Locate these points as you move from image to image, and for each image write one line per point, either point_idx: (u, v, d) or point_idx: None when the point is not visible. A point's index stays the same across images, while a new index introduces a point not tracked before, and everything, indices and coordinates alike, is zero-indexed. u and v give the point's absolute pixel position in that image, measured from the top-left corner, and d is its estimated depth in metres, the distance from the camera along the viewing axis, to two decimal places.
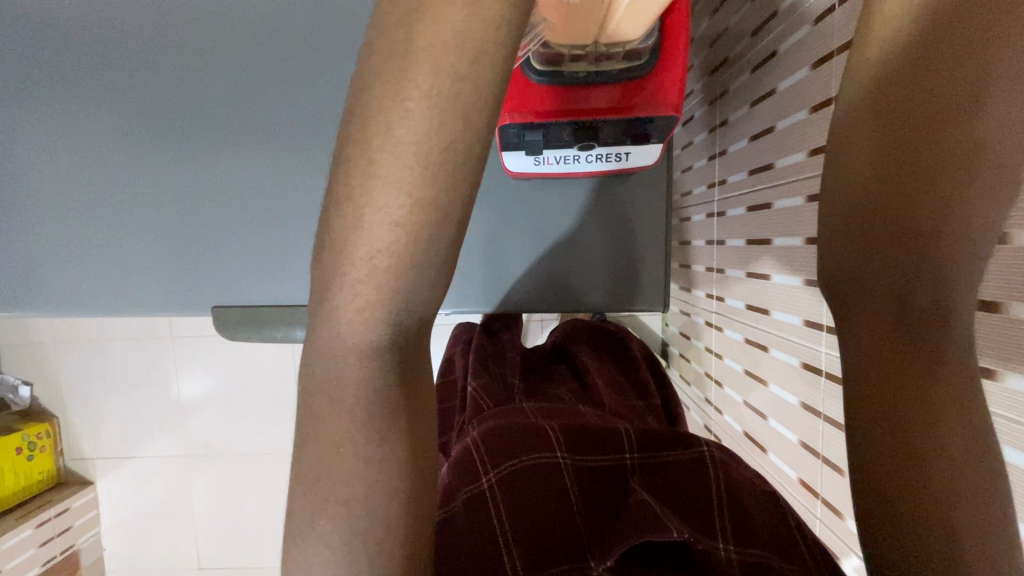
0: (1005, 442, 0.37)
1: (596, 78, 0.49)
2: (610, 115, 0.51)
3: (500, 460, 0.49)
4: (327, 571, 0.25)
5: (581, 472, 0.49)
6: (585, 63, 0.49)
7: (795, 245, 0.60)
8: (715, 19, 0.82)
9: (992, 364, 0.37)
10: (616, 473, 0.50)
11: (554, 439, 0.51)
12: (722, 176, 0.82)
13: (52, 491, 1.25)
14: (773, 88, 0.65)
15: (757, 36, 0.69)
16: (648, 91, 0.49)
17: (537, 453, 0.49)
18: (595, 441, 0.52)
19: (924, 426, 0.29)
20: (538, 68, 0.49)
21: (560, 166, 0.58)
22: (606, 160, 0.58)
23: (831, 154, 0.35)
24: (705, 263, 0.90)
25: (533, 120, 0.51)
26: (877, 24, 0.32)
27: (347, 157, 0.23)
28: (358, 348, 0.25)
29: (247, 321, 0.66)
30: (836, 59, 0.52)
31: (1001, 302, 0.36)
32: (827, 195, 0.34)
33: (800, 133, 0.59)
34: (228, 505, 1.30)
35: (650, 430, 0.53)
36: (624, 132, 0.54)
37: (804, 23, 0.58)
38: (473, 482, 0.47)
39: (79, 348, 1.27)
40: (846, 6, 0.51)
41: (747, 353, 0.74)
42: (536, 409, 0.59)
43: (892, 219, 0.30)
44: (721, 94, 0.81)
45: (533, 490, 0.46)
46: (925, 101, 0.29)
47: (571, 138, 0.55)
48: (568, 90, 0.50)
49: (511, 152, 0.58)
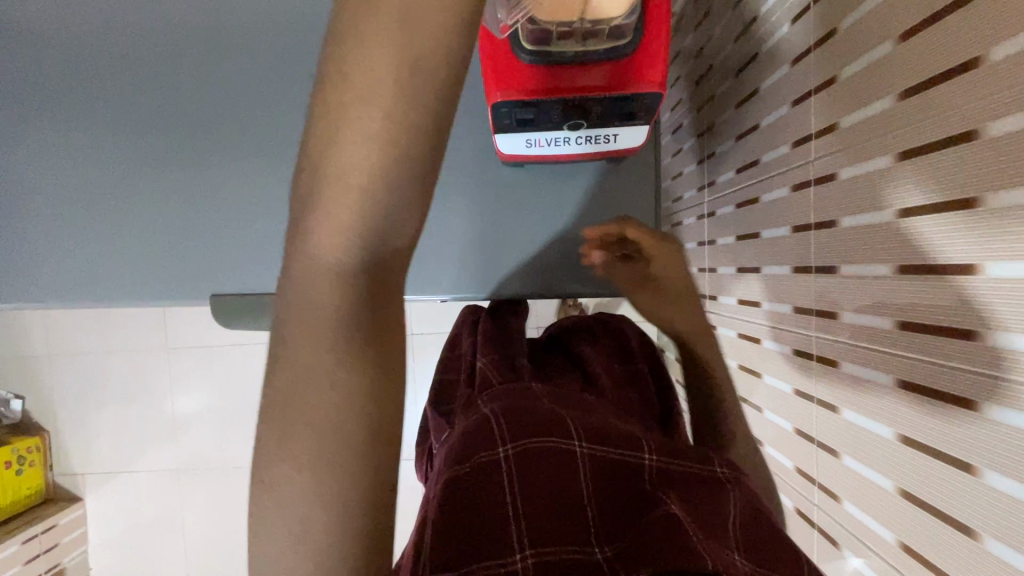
0: (981, 402, 0.37)
1: (585, 58, 0.51)
2: (598, 94, 0.52)
3: (518, 436, 0.48)
4: (302, 489, 0.26)
5: (596, 464, 0.46)
6: (572, 42, 0.50)
7: (780, 235, 0.62)
8: (701, 29, 0.85)
9: (970, 326, 0.37)
10: (634, 477, 0.45)
11: (573, 426, 0.48)
12: (710, 179, 0.85)
13: (40, 508, 1.23)
14: (756, 88, 0.67)
15: (739, 41, 0.72)
16: (632, 71, 0.51)
17: (553, 438, 0.47)
18: (615, 436, 0.48)
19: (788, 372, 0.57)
20: (527, 47, 0.51)
21: (550, 148, 0.58)
22: (594, 142, 0.57)
23: (817, 217, 0.54)
24: (697, 265, 0.92)
25: (523, 98, 0.52)
26: (847, 116, 0.49)
27: (332, 88, 0.25)
28: (338, 271, 0.26)
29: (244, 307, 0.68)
30: (812, 55, 0.55)
31: (981, 264, 0.36)
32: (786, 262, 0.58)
33: (783, 128, 0.61)
34: (219, 520, 1.27)
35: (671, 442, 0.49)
36: (611, 111, 0.54)
37: (782, 25, 0.61)
38: (489, 448, 0.47)
39: (73, 361, 1.27)
40: (817, 7, 0.54)
41: (741, 348, 0.76)
42: (553, 393, 0.56)
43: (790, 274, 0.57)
44: (708, 100, 0.84)
45: (545, 472, 0.45)
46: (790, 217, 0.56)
47: (561, 118, 0.55)
48: (558, 70, 0.52)
49: (502, 133, 0.57)
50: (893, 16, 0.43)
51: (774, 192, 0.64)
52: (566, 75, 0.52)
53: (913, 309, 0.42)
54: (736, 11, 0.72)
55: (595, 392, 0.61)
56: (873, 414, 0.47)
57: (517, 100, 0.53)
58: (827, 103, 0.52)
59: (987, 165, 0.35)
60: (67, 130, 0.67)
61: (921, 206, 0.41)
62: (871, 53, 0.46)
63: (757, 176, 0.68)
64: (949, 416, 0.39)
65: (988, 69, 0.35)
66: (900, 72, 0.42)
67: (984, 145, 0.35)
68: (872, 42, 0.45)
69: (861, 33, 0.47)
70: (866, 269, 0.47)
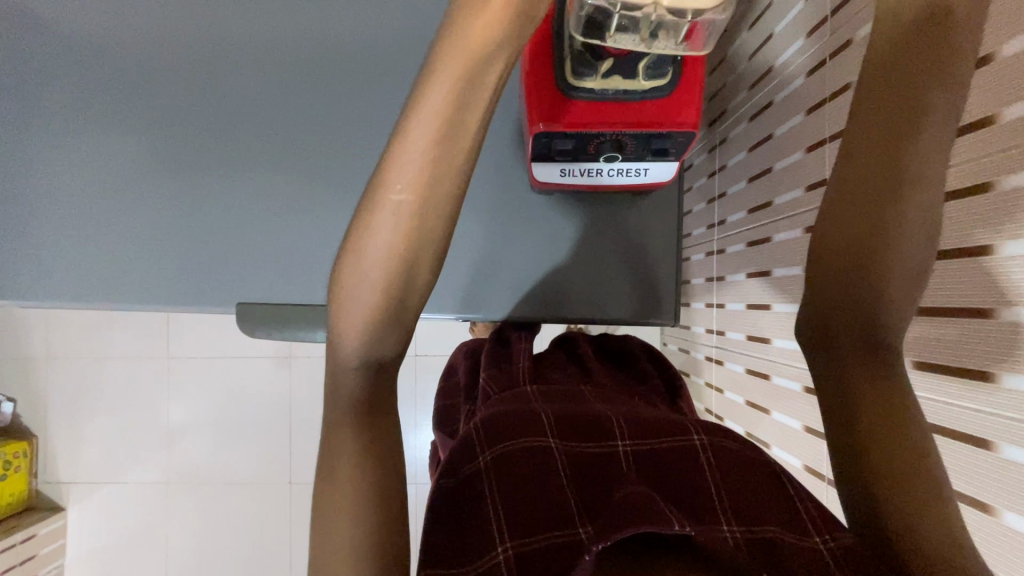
0: (999, 442, 0.38)
1: (624, 96, 0.52)
2: (633, 129, 0.54)
3: (497, 438, 0.47)
4: None
5: (572, 458, 0.46)
6: (616, 81, 0.52)
7: (793, 274, 0.64)
8: (715, 76, 0.89)
9: (989, 366, 0.38)
10: (607, 460, 0.46)
11: (548, 424, 0.48)
12: (720, 217, 0.87)
13: (20, 516, 1.19)
14: (770, 133, 0.70)
15: (754, 89, 0.75)
16: (668, 111, 0.53)
17: (530, 437, 0.47)
18: (589, 427, 0.49)
19: (885, 456, 0.34)
20: (572, 84, 0.52)
21: (584, 177, 0.61)
22: (627, 173, 0.61)
23: None
24: (704, 300, 0.94)
25: (563, 130, 0.54)
26: None
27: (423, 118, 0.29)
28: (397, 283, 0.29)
29: (266, 318, 0.68)
30: (830, 104, 0.57)
31: (992, 309, 0.38)
32: (867, 225, 0.34)
33: (797, 172, 0.64)
34: (205, 537, 1.23)
35: (644, 417, 0.50)
36: (646, 145, 0.57)
37: (798, 75, 0.64)
38: (470, 461, 0.46)
39: (70, 365, 1.25)
40: (836, 61, 0.57)
41: (749, 384, 0.77)
42: (540, 391, 0.55)
43: (854, 270, 0.34)
44: (721, 142, 0.87)
45: (526, 472, 0.44)
46: (869, 187, 0.33)
47: (596, 152, 0.58)
48: (597, 106, 0.53)
49: (539, 161, 0.61)
50: None
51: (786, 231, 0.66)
52: (606, 111, 0.53)
53: (929, 348, 0.43)
54: (752, 60, 0.76)
55: (588, 385, 0.59)
56: None
57: (558, 129, 0.54)
58: None
59: (1007, 213, 0.37)
60: (103, 134, 0.68)
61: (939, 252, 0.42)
62: None
63: (769, 216, 0.70)
64: (965, 456, 0.41)
65: (1004, 127, 0.37)
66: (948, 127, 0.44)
67: (999, 196, 0.37)
68: None
69: None
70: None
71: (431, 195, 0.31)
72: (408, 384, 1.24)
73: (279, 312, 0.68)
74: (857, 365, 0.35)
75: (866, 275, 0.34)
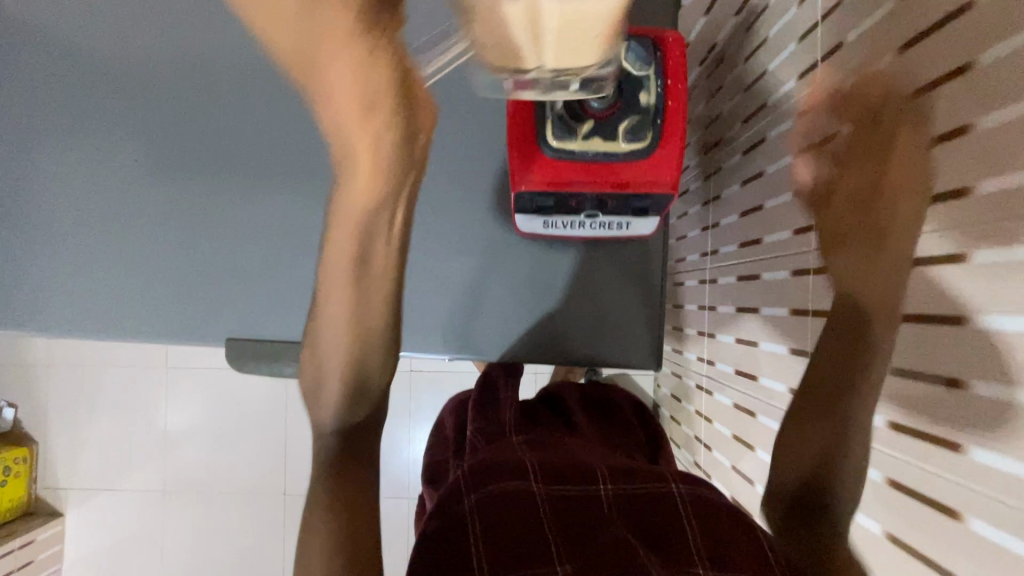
0: (969, 444, 0.38)
1: (602, 158, 0.52)
2: (613, 189, 0.53)
3: (483, 483, 0.50)
4: None
5: (554, 503, 0.49)
6: (595, 144, 0.51)
7: (779, 279, 0.65)
8: (711, 79, 0.90)
9: (962, 374, 0.38)
10: (589, 505, 0.50)
11: (532, 470, 0.51)
12: (714, 220, 0.88)
13: (19, 521, 1.20)
14: (764, 135, 0.71)
15: (749, 92, 0.76)
16: (647, 172, 0.52)
17: (515, 480, 0.50)
18: (571, 472, 0.52)
19: (856, 472, 0.50)
20: (551, 142, 0.51)
21: (565, 230, 0.62)
22: (608, 228, 0.61)
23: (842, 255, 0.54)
24: (698, 304, 0.94)
25: (545, 187, 0.54)
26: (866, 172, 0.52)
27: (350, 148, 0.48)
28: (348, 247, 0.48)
29: (257, 356, 0.74)
30: (820, 109, 0.58)
31: (965, 315, 0.38)
32: (890, 297, 0.48)
33: (786, 176, 0.64)
34: (200, 545, 1.24)
35: (622, 467, 0.54)
36: (627, 204, 0.57)
37: (789, 78, 0.65)
38: (455, 507, 0.49)
39: (71, 371, 1.26)
40: (825, 64, 0.57)
41: (738, 385, 0.77)
42: (525, 442, 0.58)
43: (850, 344, 0.51)
44: (716, 145, 0.88)
45: (508, 520, 0.47)
46: (878, 275, 0.49)
47: (577, 208, 0.58)
48: (575, 167, 0.52)
49: (521, 213, 0.61)
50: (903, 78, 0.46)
51: (770, 250, 0.67)
52: (587, 171, 0.52)
53: (920, 355, 0.43)
54: (745, 64, 0.77)
55: (573, 436, 0.63)
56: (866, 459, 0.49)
57: (540, 188, 0.54)
58: None
59: (983, 218, 0.37)
60: (114, 151, 0.73)
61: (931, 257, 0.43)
62: None
63: (760, 220, 0.70)
64: (941, 462, 0.41)
65: (983, 134, 0.38)
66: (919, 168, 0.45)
67: (977, 202, 0.38)
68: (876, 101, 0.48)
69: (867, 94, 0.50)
70: (860, 354, 0.50)
71: (371, 187, 0.50)
72: (403, 393, 1.24)
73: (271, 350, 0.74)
74: (824, 428, 0.53)
75: (859, 346, 0.50)
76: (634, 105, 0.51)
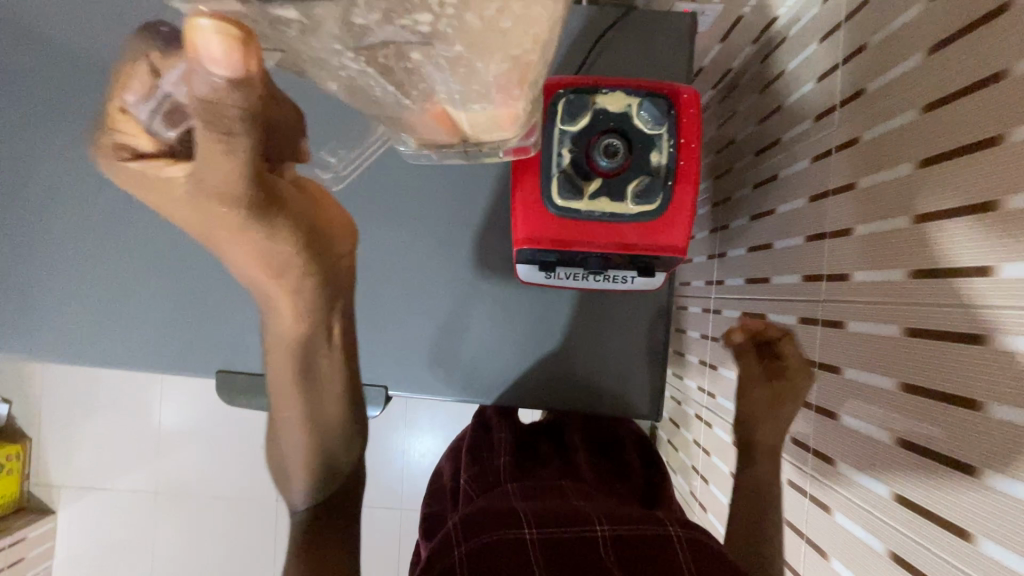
0: (976, 534, 0.38)
1: (608, 219, 0.51)
2: (619, 251, 0.52)
3: (473, 531, 0.47)
4: None
5: (548, 548, 0.45)
6: (602, 203, 0.50)
7: (785, 323, 0.63)
8: (724, 105, 0.88)
9: (972, 462, 0.38)
10: (585, 547, 0.46)
11: (525, 516, 0.48)
12: (721, 250, 0.86)
13: (11, 518, 1.20)
14: (776, 173, 0.69)
15: (763, 125, 0.74)
16: (654, 236, 0.51)
17: (508, 527, 0.47)
18: (567, 516, 0.48)
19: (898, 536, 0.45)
20: (557, 201, 0.51)
21: (568, 282, 0.58)
22: (613, 280, 0.58)
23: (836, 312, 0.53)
24: (700, 331, 0.93)
25: (550, 247, 0.52)
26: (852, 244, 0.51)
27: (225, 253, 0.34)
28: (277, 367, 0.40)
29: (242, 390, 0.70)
30: (836, 155, 0.56)
31: (980, 401, 0.38)
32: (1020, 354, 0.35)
33: (797, 220, 0.63)
34: (190, 548, 1.24)
35: (621, 511, 0.50)
36: (633, 263, 0.54)
37: (806, 118, 0.63)
38: (446, 556, 0.46)
39: (65, 370, 1.25)
40: (845, 110, 0.55)
41: (737, 423, 0.76)
42: (522, 489, 0.56)
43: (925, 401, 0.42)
44: (726, 172, 0.86)
45: (499, 567, 0.44)
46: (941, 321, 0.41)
47: (583, 263, 0.54)
48: (581, 226, 0.51)
49: (521, 264, 0.57)
50: (920, 139, 0.45)
51: (776, 292, 0.66)
52: (594, 232, 0.51)
53: (916, 430, 0.43)
54: (761, 96, 0.75)
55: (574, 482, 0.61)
56: (865, 526, 0.48)
57: (544, 248, 0.52)
58: (843, 206, 0.54)
59: (1007, 305, 0.36)
60: None
61: (929, 331, 0.42)
62: (888, 172, 0.48)
63: (768, 259, 0.69)
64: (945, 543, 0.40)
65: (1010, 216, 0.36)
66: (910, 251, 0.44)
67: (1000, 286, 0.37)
68: (897, 160, 0.47)
69: (884, 151, 0.49)
70: (865, 427, 0.49)
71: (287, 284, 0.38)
72: (399, 402, 1.23)
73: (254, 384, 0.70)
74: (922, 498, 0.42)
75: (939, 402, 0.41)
76: (644, 163, 0.50)
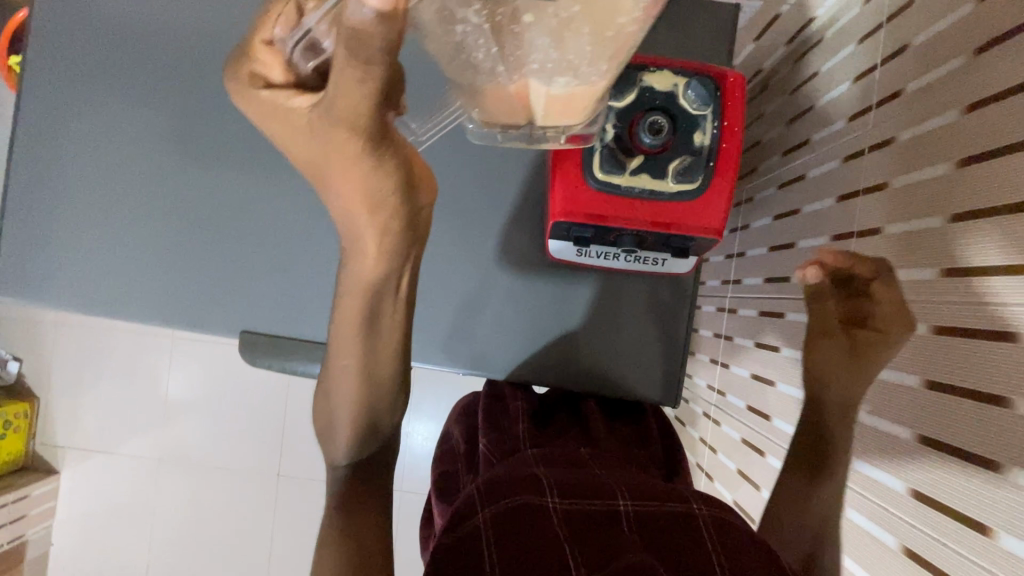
0: (997, 529, 0.38)
1: (645, 197, 0.51)
2: (654, 230, 0.52)
3: (495, 496, 0.48)
4: None
5: (569, 517, 0.46)
6: (642, 180, 0.51)
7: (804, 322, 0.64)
8: (751, 105, 0.88)
9: (994, 456, 0.38)
10: (608, 518, 0.46)
11: (546, 483, 0.48)
12: (739, 249, 0.87)
13: (15, 475, 1.21)
14: (803, 172, 0.70)
15: (791, 125, 0.74)
16: (690, 217, 0.52)
17: (530, 494, 0.47)
18: (589, 487, 0.49)
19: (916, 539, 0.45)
20: (597, 175, 0.51)
21: (599, 260, 0.60)
22: (643, 262, 0.60)
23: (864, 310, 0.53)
24: (712, 330, 0.93)
25: (586, 220, 0.52)
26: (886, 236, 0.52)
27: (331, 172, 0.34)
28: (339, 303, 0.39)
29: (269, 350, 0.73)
30: (868, 155, 0.56)
31: (1005, 397, 0.38)
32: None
33: (823, 219, 0.63)
34: (189, 516, 1.25)
35: (642, 485, 0.50)
36: (665, 242, 0.55)
37: (838, 117, 0.63)
38: (467, 519, 0.47)
39: (76, 332, 1.26)
40: (880, 110, 0.55)
41: (747, 420, 0.76)
42: (540, 456, 0.56)
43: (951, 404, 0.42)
44: (750, 172, 0.86)
45: (522, 532, 0.44)
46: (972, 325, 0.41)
47: (616, 242, 0.56)
48: (618, 202, 0.52)
49: (554, 239, 0.58)
50: (958, 138, 0.45)
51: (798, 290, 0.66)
52: (629, 208, 0.52)
53: (937, 425, 0.43)
54: (790, 96, 0.75)
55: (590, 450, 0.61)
56: (880, 522, 0.49)
57: (579, 222, 0.53)
58: (872, 205, 0.54)
59: None
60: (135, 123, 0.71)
61: (958, 328, 0.42)
62: (921, 171, 0.48)
63: (790, 257, 0.69)
64: (961, 538, 0.41)
65: None
66: (941, 243, 0.45)
67: None
68: (934, 158, 0.47)
69: (920, 150, 0.49)
70: (889, 424, 0.49)
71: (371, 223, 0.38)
72: None
73: (281, 346, 0.73)
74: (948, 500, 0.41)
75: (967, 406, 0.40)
76: (683, 145, 0.50)
